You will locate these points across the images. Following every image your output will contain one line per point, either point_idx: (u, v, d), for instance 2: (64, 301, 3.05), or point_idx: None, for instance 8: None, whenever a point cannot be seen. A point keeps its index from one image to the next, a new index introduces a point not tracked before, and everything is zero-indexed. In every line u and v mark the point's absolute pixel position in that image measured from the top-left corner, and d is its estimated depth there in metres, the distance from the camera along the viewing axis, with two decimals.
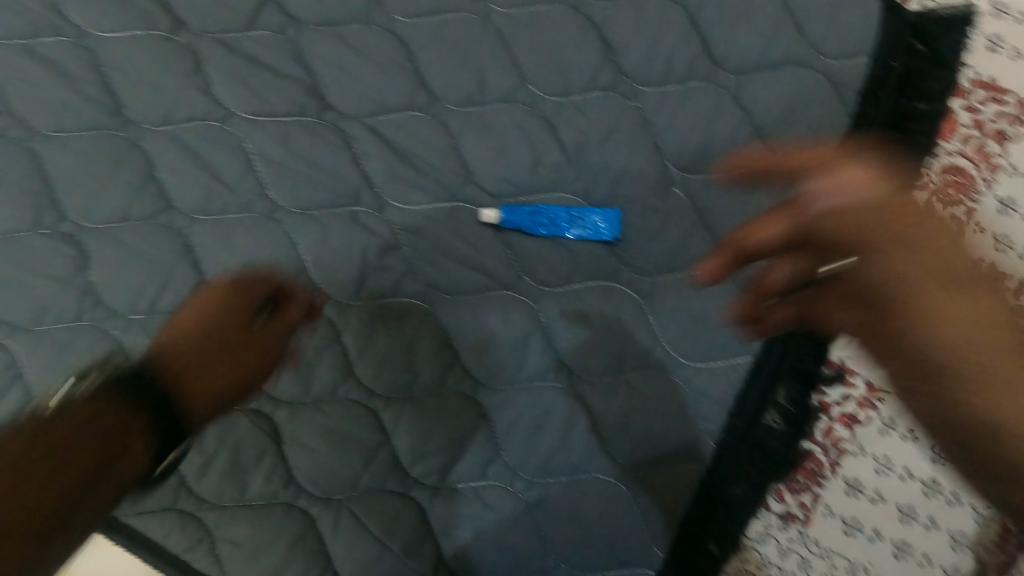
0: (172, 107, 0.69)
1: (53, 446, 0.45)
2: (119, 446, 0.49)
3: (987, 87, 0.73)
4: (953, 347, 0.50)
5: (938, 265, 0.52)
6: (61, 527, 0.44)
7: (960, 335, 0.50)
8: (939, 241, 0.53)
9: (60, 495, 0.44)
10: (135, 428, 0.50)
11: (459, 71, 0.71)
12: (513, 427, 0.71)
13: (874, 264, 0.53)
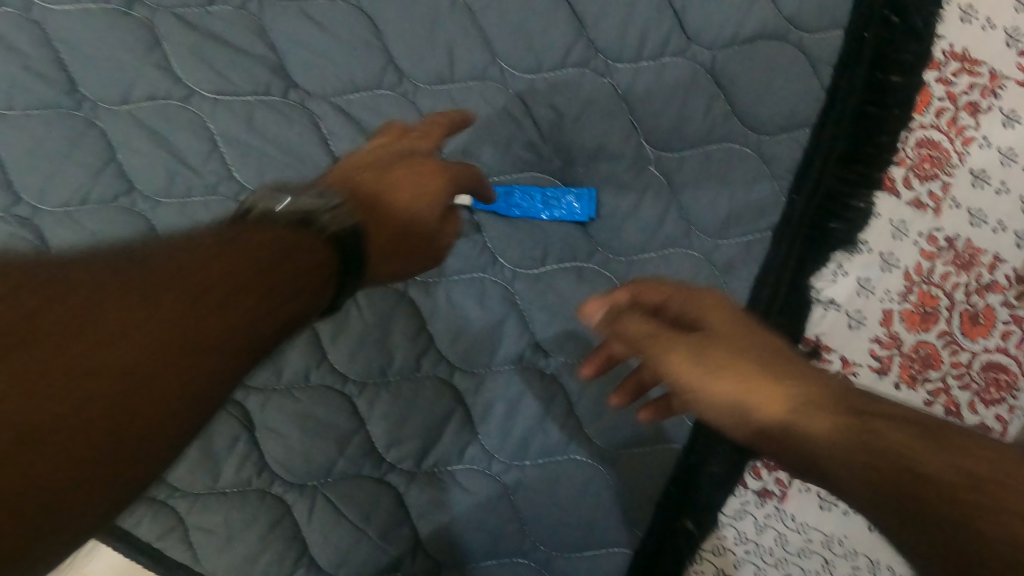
0: (130, 85, 0.66)
1: (216, 291, 0.38)
2: (293, 278, 0.42)
3: (961, 61, 0.75)
4: (736, 389, 0.47)
5: (734, 341, 0.50)
6: (231, 362, 0.38)
7: (751, 380, 0.47)
8: (734, 330, 0.52)
9: (243, 346, 0.39)
10: (322, 279, 0.45)
11: (429, 48, 0.69)
12: (490, 410, 0.70)
13: (638, 338, 0.54)
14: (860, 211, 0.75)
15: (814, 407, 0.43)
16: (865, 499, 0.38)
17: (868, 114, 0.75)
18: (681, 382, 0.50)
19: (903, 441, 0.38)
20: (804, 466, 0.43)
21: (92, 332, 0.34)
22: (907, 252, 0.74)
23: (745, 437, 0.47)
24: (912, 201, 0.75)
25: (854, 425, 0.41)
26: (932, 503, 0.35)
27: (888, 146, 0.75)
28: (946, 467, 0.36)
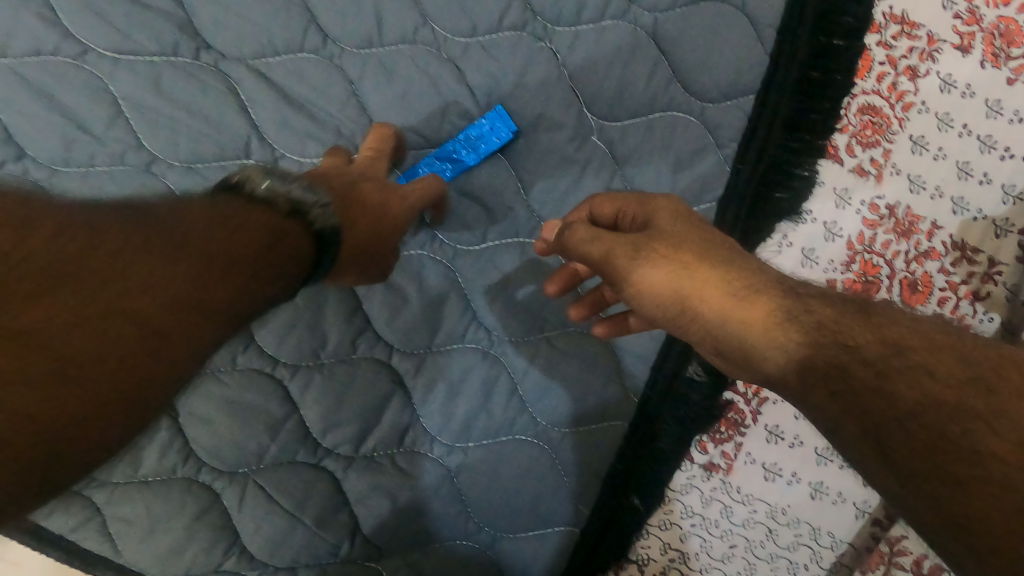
0: (8, 37, 0.59)
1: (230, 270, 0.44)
2: (273, 289, 0.46)
3: (900, 23, 0.69)
4: (673, 278, 0.46)
5: (671, 235, 0.48)
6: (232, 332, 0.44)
7: (692, 270, 0.46)
8: (679, 224, 0.50)
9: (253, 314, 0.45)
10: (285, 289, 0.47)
11: (354, 6, 0.64)
12: (430, 391, 0.67)
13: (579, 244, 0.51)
14: (805, 180, 0.73)
15: (755, 297, 0.44)
16: (797, 383, 0.40)
17: (812, 79, 0.71)
18: (617, 275, 0.48)
19: (835, 325, 0.40)
20: (740, 355, 0.44)
21: (123, 313, 0.38)
22: (849, 220, 0.72)
23: (686, 327, 0.47)
24: (856, 168, 0.72)
25: (788, 314, 0.42)
26: (863, 386, 0.37)
27: (830, 112, 0.72)
28: (877, 347, 0.38)
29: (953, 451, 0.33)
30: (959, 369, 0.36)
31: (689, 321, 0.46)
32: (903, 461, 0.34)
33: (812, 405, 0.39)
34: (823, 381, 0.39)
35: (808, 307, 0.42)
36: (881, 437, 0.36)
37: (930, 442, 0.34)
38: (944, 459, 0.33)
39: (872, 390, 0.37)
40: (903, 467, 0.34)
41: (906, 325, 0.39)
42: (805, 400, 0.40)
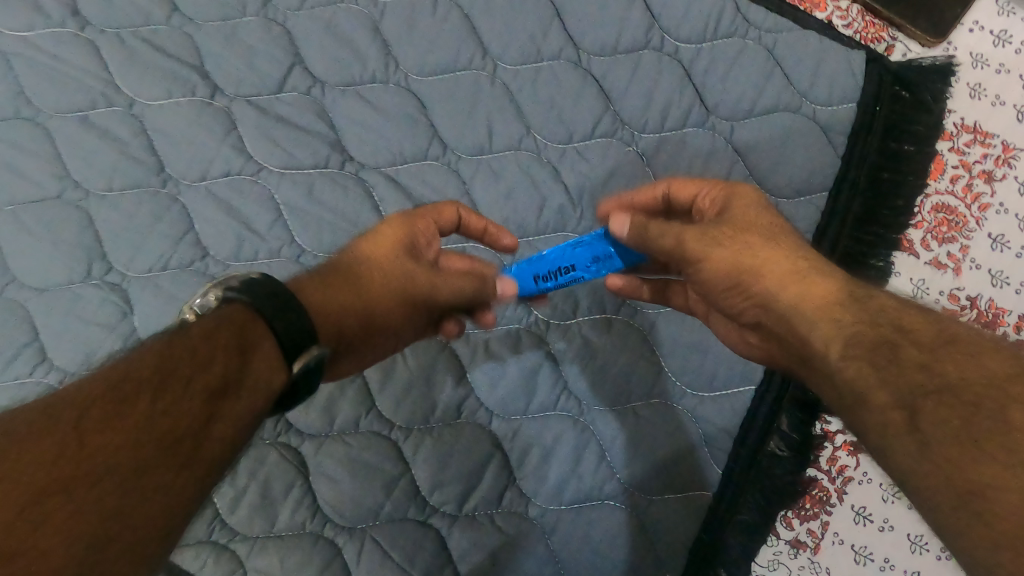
0: (209, 164, 0.75)
1: (167, 366, 0.42)
2: (263, 339, 0.47)
3: (973, 132, 0.81)
4: (737, 255, 0.56)
5: (740, 222, 0.59)
6: (244, 396, 0.44)
7: (754, 250, 0.56)
8: (755, 213, 0.60)
9: (264, 390, 0.46)
10: (271, 326, 0.47)
11: (470, 122, 0.77)
12: (526, 455, 0.74)
13: (654, 242, 0.60)
14: (881, 270, 0.79)
15: (819, 279, 0.53)
16: (841, 354, 0.48)
17: (883, 180, 0.80)
18: (688, 256, 0.59)
19: (895, 315, 0.48)
20: (783, 323, 0.53)
21: (139, 435, 0.39)
22: (931, 308, 0.78)
23: (741, 298, 0.57)
24: (932, 261, 0.79)
25: (852, 299, 0.51)
26: (913, 360, 0.45)
27: (904, 208, 0.80)
28: (932, 335, 0.47)
29: (984, 421, 0.41)
30: (1007, 364, 0.44)
31: (746, 291, 0.56)
32: (937, 434, 0.42)
33: (854, 369, 0.47)
34: (870, 356, 0.47)
35: (868, 297, 0.51)
36: (918, 407, 0.44)
37: (961, 417, 0.42)
38: (975, 425, 0.41)
39: (922, 371, 0.45)
40: (934, 437, 0.42)
41: (957, 325, 0.47)
42: (847, 364, 0.48)
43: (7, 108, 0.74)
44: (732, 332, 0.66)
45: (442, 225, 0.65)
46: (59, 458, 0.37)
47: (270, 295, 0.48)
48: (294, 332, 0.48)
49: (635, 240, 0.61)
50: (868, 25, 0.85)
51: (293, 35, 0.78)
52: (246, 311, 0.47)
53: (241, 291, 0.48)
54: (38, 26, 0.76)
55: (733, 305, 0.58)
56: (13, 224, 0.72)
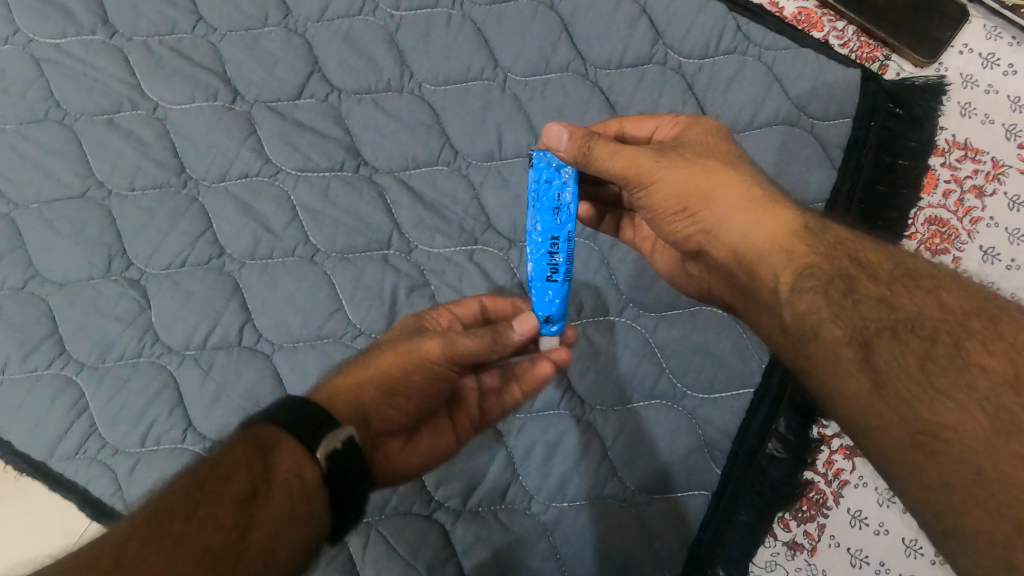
0: (228, 165, 0.77)
1: (198, 490, 0.46)
2: (276, 439, 0.50)
3: (963, 149, 0.85)
4: (688, 177, 0.58)
5: (697, 148, 0.60)
6: (274, 495, 0.48)
7: (709, 174, 0.57)
8: (712, 141, 0.62)
9: (297, 485, 0.49)
10: (284, 427, 0.51)
11: (481, 130, 0.80)
12: (530, 452, 0.76)
13: (602, 166, 0.60)
14: None
15: (774, 212, 0.55)
16: (791, 287, 0.51)
17: (878, 193, 0.83)
18: (639, 177, 0.59)
19: (851, 250, 0.52)
20: (734, 252, 0.56)
21: (182, 554, 0.43)
22: None
23: (690, 224, 0.58)
24: None
25: (807, 231, 0.53)
26: (870, 298, 0.49)
27: (898, 222, 0.83)
28: (889, 271, 0.51)
29: (950, 362, 0.45)
30: (964, 304, 0.48)
31: (695, 215, 0.58)
32: (895, 370, 0.46)
33: (806, 301, 0.50)
34: (825, 288, 0.50)
35: (822, 230, 0.54)
36: (872, 343, 0.47)
37: (922, 352, 0.46)
38: (937, 370, 0.45)
39: (888, 313, 0.48)
40: (890, 374, 0.46)
41: (920, 266, 0.52)
42: (799, 296, 0.50)
43: (37, 110, 0.77)
44: (673, 265, 0.72)
45: (461, 314, 0.68)
46: None
47: (279, 407, 0.52)
48: (303, 421, 0.51)
49: (574, 156, 0.60)
50: (863, 45, 0.89)
51: (312, 44, 0.81)
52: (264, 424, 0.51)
53: (256, 414, 0.52)
54: (69, 33, 0.79)
55: (678, 231, 0.60)
56: (40, 222, 0.74)
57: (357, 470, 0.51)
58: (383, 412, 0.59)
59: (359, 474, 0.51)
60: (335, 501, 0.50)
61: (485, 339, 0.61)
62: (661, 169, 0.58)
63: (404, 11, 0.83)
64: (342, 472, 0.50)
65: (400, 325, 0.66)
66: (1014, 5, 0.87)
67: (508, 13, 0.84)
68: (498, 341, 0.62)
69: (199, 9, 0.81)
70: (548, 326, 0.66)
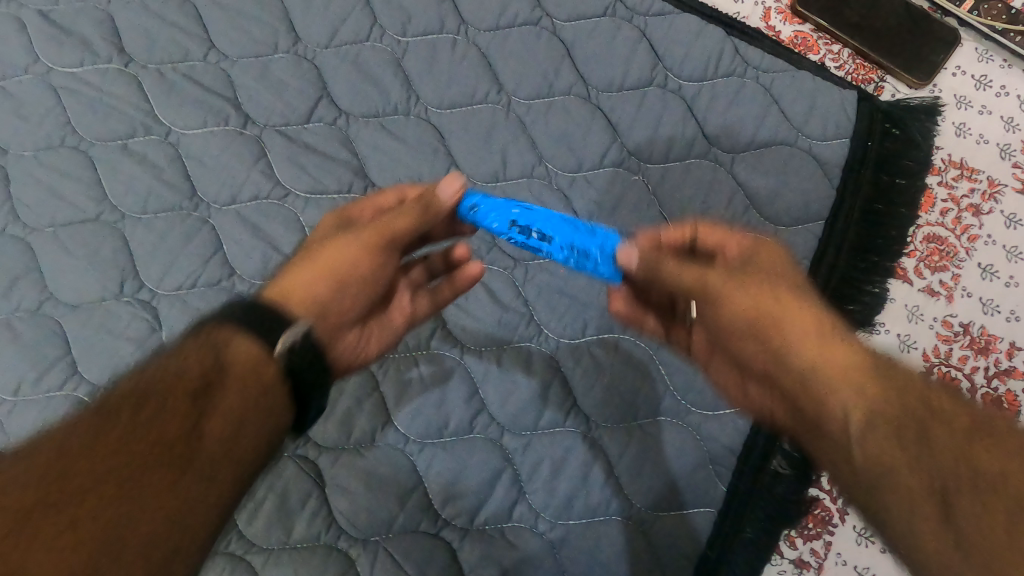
0: (239, 189, 0.79)
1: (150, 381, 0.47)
2: (230, 339, 0.51)
3: (960, 168, 0.87)
4: (757, 300, 0.58)
5: (766, 276, 0.60)
6: (230, 388, 0.49)
7: (778, 298, 0.58)
8: (779, 272, 0.61)
9: (253, 376, 0.50)
10: (234, 324, 0.52)
11: (486, 152, 0.82)
12: (536, 469, 0.77)
13: (673, 281, 0.60)
14: (875, 296, 0.83)
15: (843, 350, 0.53)
16: (862, 427, 0.47)
17: (877, 212, 0.84)
18: (709, 295, 0.60)
19: (924, 397, 0.48)
20: (800, 381, 0.53)
21: (134, 442, 0.44)
22: (925, 334, 0.82)
23: (758, 347, 0.58)
24: (925, 288, 0.84)
25: (877, 364, 0.52)
26: (944, 446, 0.44)
27: (899, 239, 0.84)
28: (964, 423, 0.45)
29: None
30: None
31: (765, 341, 0.57)
32: (968, 524, 0.40)
33: (875, 444, 0.46)
34: (895, 431, 0.46)
35: (891, 367, 0.52)
36: (948, 496, 0.42)
37: (1004, 510, 0.40)
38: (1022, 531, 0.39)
39: (961, 469, 0.42)
40: (968, 527, 0.40)
41: (994, 419, 0.46)
42: (867, 436, 0.47)
43: (53, 137, 0.79)
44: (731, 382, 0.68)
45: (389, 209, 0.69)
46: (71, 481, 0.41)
47: (227, 315, 0.53)
48: (261, 324, 0.52)
49: (646, 272, 0.60)
50: (858, 67, 0.92)
51: (321, 69, 0.83)
52: (211, 325, 0.52)
53: (204, 317, 0.53)
54: (85, 61, 0.81)
55: (749, 355, 0.59)
56: (55, 245, 0.76)
57: (313, 365, 0.53)
58: (340, 306, 0.60)
59: (315, 369, 0.53)
60: (295, 392, 0.53)
61: (417, 217, 0.63)
62: (732, 291, 0.59)
63: (410, 37, 0.85)
64: (298, 358, 0.52)
65: (324, 226, 0.68)
66: (1003, 28, 0.90)
67: (512, 40, 0.86)
68: (428, 213, 0.63)
69: (211, 38, 0.83)
70: (465, 214, 0.66)
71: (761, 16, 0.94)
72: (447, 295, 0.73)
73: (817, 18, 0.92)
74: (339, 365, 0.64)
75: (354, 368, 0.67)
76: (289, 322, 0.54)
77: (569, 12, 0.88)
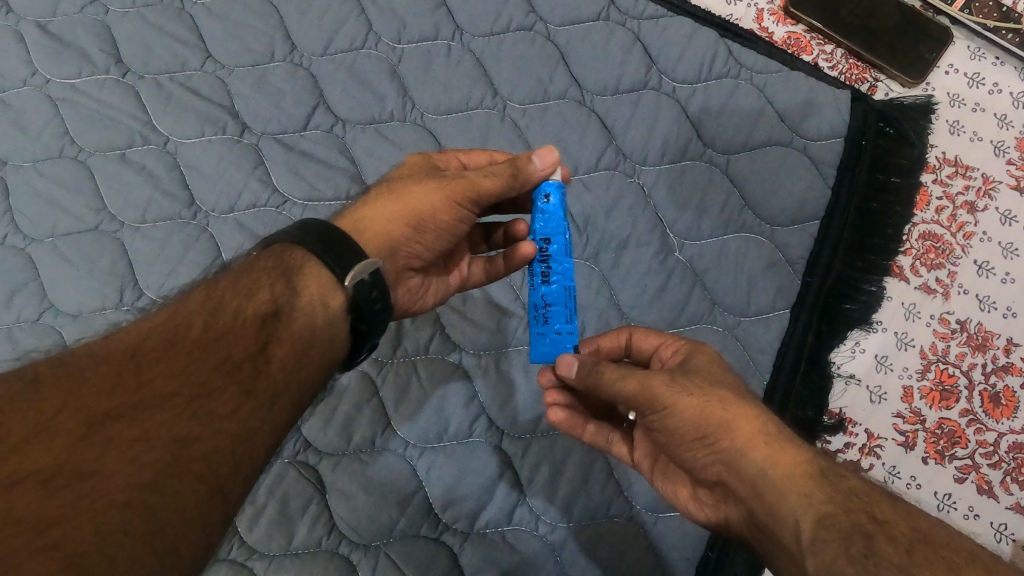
0: (237, 197, 0.79)
1: (218, 301, 0.51)
2: (304, 263, 0.55)
3: (954, 166, 0.87)
4: (701, 404, 0.55)
5: (705, 375, 0.58)
6: (297, 317, 0.52)
7: (724, 404, 0.54)
8: (720, 373, 0.58)
9: (321, 311, 0.53)
10: (311, 249, 0.55)
11: None
12: (535, 472, 0.77)
13: (612, 387, 0.59)
14: (873, 295, 0.83)
15: (789, 449, 0.51)
16: (812, 537, 0.46)
17: (873, 210, 0.85)
18: (653, 401, 0.56)
19: (868, 503, 0.47)
20: (755, 488, 0.51)
21: (206, 359, 0.48)
22: (922, 332, 0.82)
23: (707, 452, 0.54)
24: (922, 286, 0.84)
25: (822, 473, 0.49)
26: (888, 560, 0.43)
27: (894, 236, 0.84)
28: (906, 535, 0.45)
29: None
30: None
31: (714, 446, 0.54)
32: None
33: (823, 553, 0.45)
34: (843, 541, 0.45)
35: (840, 475, 0.49)
36: None
37: None
38: None
39: None
40: None
41: (937, 531, 0.46)
42: (817, 547, 0.45)
43: (52, 147, 0.79)
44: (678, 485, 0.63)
45: (470, 164, 0.71)
46: (147, 386, 0.45)
47: (306, 229, 0.56)
48: (333, 248, 0.55)
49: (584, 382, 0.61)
50: (852, 67, 0.92)
51: (317, 77, 0.84)
52: (286, 245, 0.55)
53: (284, 230, 0.56)
54: (83, 73, 0.82)
55: (697, 458, 0.56)
56: (55, 255, 0.76)
57: (379, 301, 0.56)
58: (409, 245, 0.65)
59: (379, 307, 0.56)
60: (353, 335, 0.56)
61: (505, 180, 0.63)
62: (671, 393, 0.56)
63: (405, 44, 0.86)
64: (366, 303, 0.55)
65: (410, 163, 0.68)
66: (995, 27, 0.90)
67: (506, 45, 0.86)
68: (517, 179, 0.62)
69: (208, 47, 0.84)
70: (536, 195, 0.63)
71: (753, 18, 0.95)
72: (501, 269, 0.75)
73: (810, 19, 0.93)
74: (399, 302, 0.69)
75: (408, 310, 0.72)
76: (362, 255, 0.56)
77: (562, 17, 0.89)
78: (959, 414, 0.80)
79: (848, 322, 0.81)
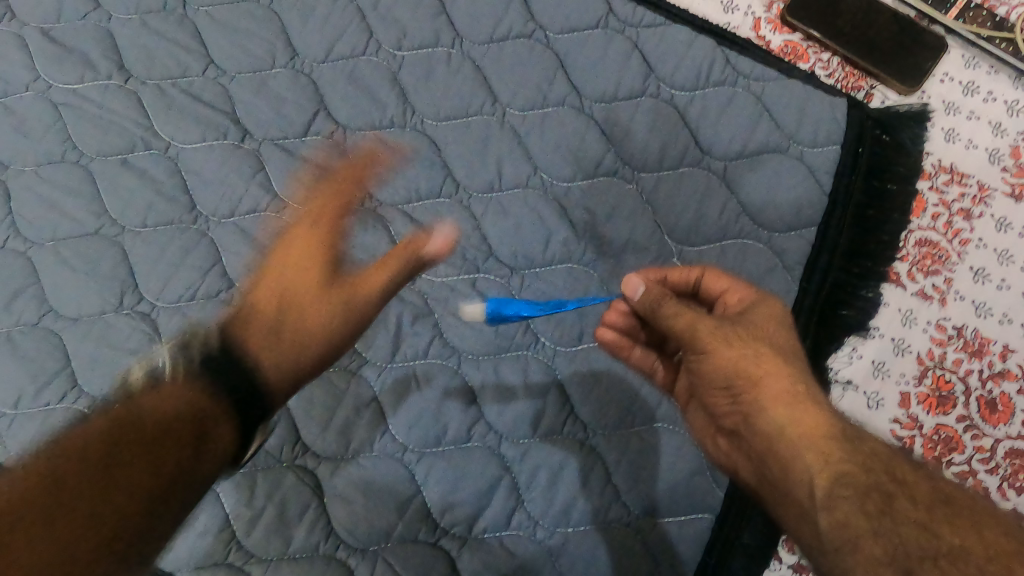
0: (237, 203, 0.79)
1: (114, 450, 0.43)
2: (177, 388, 0.50)
3: (950, 173, 0.88)
4: (734, 353, 0.57)
5: (754, 329, 0.59)
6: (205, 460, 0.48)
7: (760, 360, 0.56)
8: (772, 332, 0.59)
9: (203, 426, 0.49)
10: (185, 378, 0.50)
11: (481, 162, 0.83)
12: (534, 477, 0.77)
13: (664, 321, 0.62)
14: (869, 300, 0.84)
15: (813, 408, 0.53)
16: (828, 493, 0.48)
17: (869, 217, 0.86)
18: (696, 341, 0.59)
19: (888, 464, 0.49)
20: (768, 444, 0.53)
21: (109, 441, 0.44)
22: (919, 338, 0.83)
23: (730, 402, 0.57)
24: (918, 292, 0.84)
25: (844, 435, 0.51)
26: (908, 519, 0.45)
27: (890, 243, 0.86)
28: (928, 495, 0.47)
29: None
30: (1003, 538, 0.44)
31: (737, 397, 0.56)
32: None
33: (842, 512, 0.47)
34: (861, 500, 0.47)
35: (860, 438, 0.52)
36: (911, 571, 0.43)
37: None
38: None
39: (923, 544, 0.44)
40: None
41: (958, 493, 0.48)
42: (835, 504, 0.47)
43: (55, 152, 0.80)
44: (704, 428, 0.67)
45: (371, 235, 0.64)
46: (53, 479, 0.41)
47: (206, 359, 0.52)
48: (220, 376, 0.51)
49: (646, 307, 0.63)
50: (848, 75, 0.93)
51: (318, 83, 0.84)
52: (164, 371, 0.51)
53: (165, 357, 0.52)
54: (86, 78, 0.82)
55: (721, 406, 0.59)
56: (56, 260, 0.76)
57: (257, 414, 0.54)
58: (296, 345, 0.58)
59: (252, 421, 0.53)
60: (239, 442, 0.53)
61: None
62: (723, 337, 0.58)
63: (406, 51, 0.87)
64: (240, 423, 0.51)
65: (298, 243, 0.63)
66: (988, 36, 0.92)
67: (506, 52, 0.87)
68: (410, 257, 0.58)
69: (209, 53, 0.85)
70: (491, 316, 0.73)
71: (751, 26, 0.96)
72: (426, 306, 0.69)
73: (807, 28, 0.93)
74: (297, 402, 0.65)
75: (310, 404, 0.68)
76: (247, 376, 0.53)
77: (561, 25, 0.89)
78: (956, 419, 0.80)
79: (846, 326, 0.83)
